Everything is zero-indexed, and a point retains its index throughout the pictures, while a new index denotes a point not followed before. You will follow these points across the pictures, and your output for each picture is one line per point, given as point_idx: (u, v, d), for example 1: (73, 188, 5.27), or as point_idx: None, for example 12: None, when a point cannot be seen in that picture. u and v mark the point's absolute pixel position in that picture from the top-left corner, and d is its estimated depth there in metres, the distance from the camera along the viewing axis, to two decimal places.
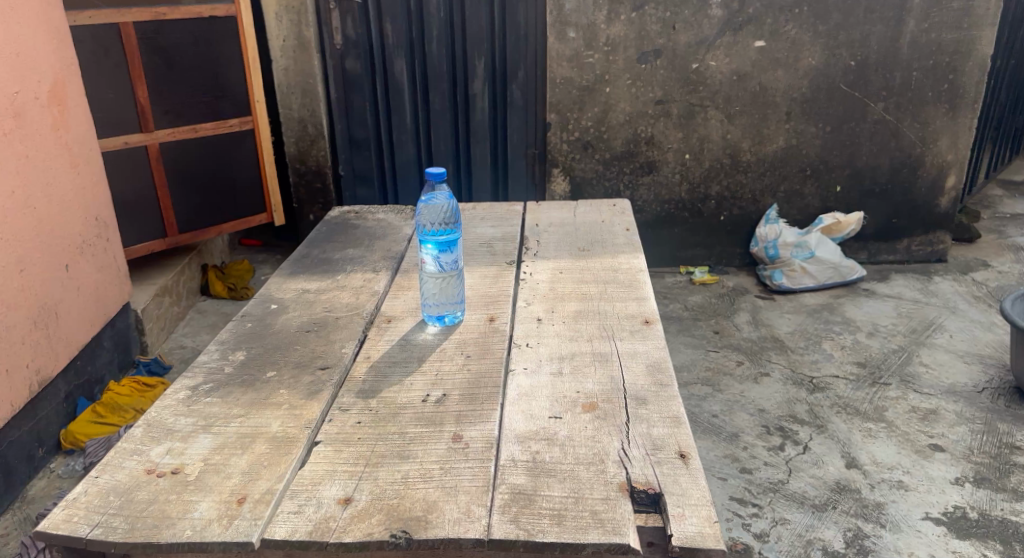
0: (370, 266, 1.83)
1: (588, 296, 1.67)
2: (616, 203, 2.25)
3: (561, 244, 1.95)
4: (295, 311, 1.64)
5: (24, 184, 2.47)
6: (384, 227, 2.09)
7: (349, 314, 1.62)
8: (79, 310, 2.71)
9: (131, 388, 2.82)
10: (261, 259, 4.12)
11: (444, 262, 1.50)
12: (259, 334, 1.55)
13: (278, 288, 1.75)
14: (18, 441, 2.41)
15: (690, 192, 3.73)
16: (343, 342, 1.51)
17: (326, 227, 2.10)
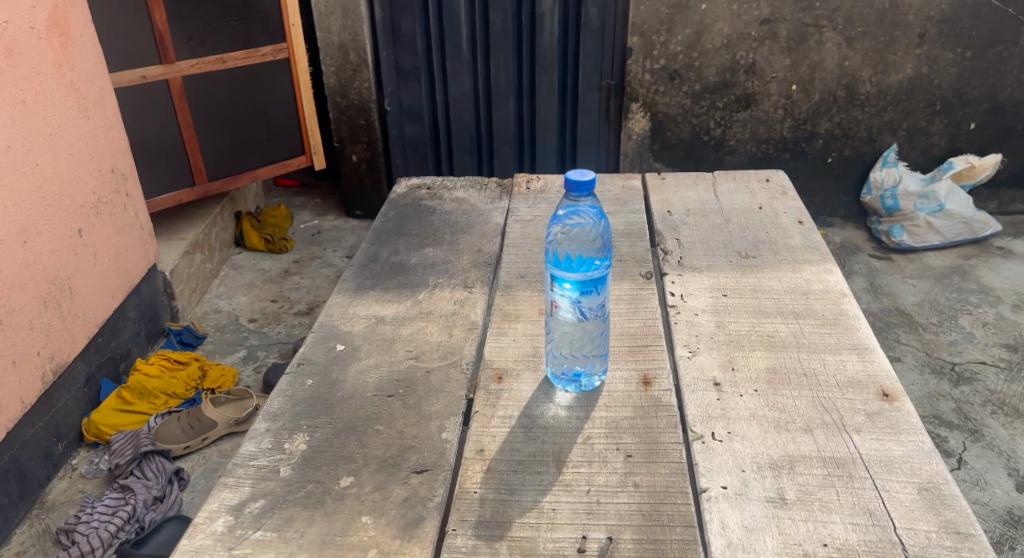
0: (462, 281, 1.49)
1: (784, 345, 1.32)
2: (770, 177, 1.98)
3: (710, 248, 1.65)
4: (370, 356, 1.29)
5: (24, 137, 2.06)
6: (474, 215, 1.74)
7: (445, 367, 1.26)
8: (96, 280, 2.38)
9: (161, 367, 2.54)
10: (298, 204, 3.76)
11: (586, 308, 1.10)
12: (326, 403, 1.20)
13: (344, 318, 1.40)
14: (32, 439, 2.13)
15: (794, 129, 3.20)
16: (444, 419, 1.16)
17: (394, 213, 1.77)
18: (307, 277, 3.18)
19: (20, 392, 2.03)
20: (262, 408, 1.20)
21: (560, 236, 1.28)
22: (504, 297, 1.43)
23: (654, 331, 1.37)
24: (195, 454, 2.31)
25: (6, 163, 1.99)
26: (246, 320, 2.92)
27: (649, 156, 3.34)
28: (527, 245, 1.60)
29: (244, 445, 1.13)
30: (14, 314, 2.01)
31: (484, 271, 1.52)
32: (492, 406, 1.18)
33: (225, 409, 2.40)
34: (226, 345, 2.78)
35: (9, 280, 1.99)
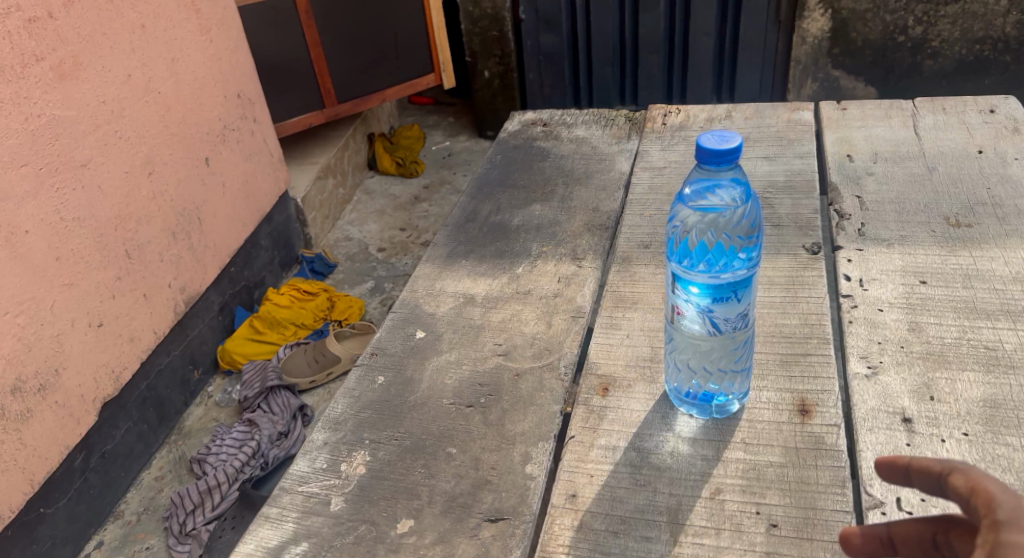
0: (569, 252, 1.32)
1: (1009, 366, 1.02)
2: (997, 107, 1.62)
3: (905, 212, 1.35)
4: (453, 350, 1.14)
5: (144, 63, 2.00)
6: (595, 160, 1.61)
7: (538, 370, 1.08)
8: (225, 210, 2.37)
9: (290, 298, 2.56)
10: (431, 123, 3.68)
11: (721, 320, 0.87)
12: (396, 413, 1.05)
13: (429, 297, 1.26)
14: (169, 367, 2.19)
15: (1017, 26, 2.72)
16: (530, 444, 0.98)
17: (506, 154, 1.69)
18: (437, 204, 3.11)
19: (153, 324, 2.07)
20: (323, 411, 1.07)
21: (690, 219, 0.98)
22: (620, 273, 1.25)
23: (818, 332, 1.10)
24: (320, 388, 2.32)
25: (127, 92, 1.94)
26: (375, 249, 2.89)
27: (828, 64, 2.94)
28: (654, 200, 1.44)
29: (296, 460, 1.00)
30: (143, 247, 2.01)
31: (597, 239, 1.34)
32: (593, 431, 1.00)
33: (348, 344, 2.39)
34: (355, 275, 2.77)
35: (137, 213, 1.99)
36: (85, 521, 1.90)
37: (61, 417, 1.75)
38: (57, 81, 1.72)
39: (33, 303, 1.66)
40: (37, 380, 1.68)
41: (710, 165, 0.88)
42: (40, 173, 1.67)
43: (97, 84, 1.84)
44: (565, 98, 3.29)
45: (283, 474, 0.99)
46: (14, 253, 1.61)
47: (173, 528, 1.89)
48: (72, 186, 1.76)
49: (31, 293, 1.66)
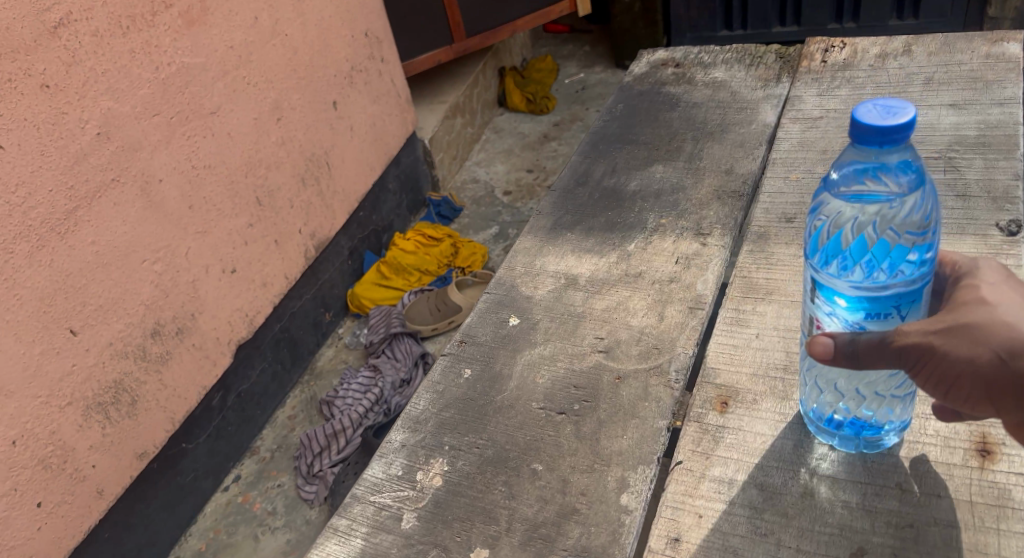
0: (692, 226, 1.24)
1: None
2: None
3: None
4: (550, 343, 1.11)
5: (271, 6, 1.97)
6: (735, 108, 1.50)
7: (643, 374, 1.03)
8: (354, 153, 2.36)
9: (416, 244, 2.55)
10: (566, 54, 3.50)
11: None
12: (481, 414, 1.04)
13: (528, 277, 1.24)
14: (301, 310, 2.26)
15: None
16: (628, 467, 0.93)
17: (633, 103, 1.59)
18: (566, 144, 2.96)
19: (284, 269, 2.14)
20: (406, 407, 1.08)
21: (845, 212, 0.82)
22: (753, 253, 1.19)
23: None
24: (443, 335, 2.31)
25: (255, 36, 1.92)
26: (502, 192, 2.80)
27: None
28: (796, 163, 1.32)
29: (373, 462, 1.02)
30: (274, 193, 2.06)
31: (727, 210, 1.25)
32: (705, 457, 0.95)
33: (469, 293, 2.35)
34: (480, 220, 2.71)
35: (266, 159, 2.01)
36: (225, 455, 2.00)
37: (199, 359, 1.83)
38: (186, 28, 1.70)
39: (169, 250, 1.71)
40: (175, 324, 1.75)
41: (874, 146, 0.72)
42: (170, 123, 1.68)
43: (225, 30, 1.82)
44: (715, 21, 3.02)
45: (358, 480, 1.00)
46: (149, 203, 1.65)
47: (302, 469, 1.97)
48: (203, 134, 1.79)
49: (166, 241, 1.70)
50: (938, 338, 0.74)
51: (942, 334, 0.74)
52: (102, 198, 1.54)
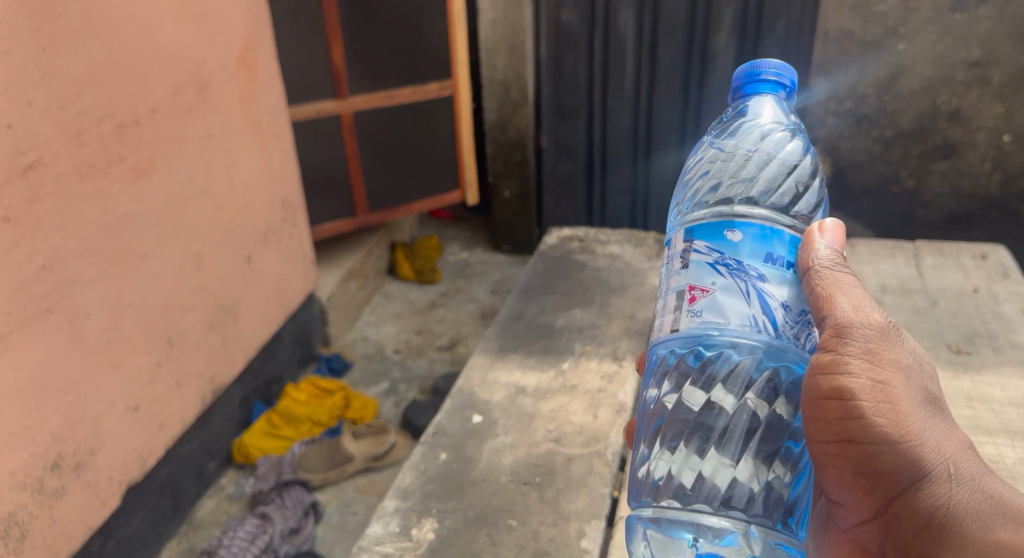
0: (610, 353, 1.53)
1: (1010, 477, 1.24)
2: (989, 255, 1.89)
3: (910, 339, 1.59)
4: (511, 432, 1.35)
5: (206, 168, 2.15)
6: (630, 273, 1.82)
7: (588, 456, 1.29)
8: (259, 306, 2.48)
9: (309, 394, 2.61)
10: (451, 235, 3.91)
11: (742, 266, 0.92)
12: (460, 484, 1.25)
13: (484, 385, 1.47)
14: (189, 457, 2.20)
15: (1003, 186, 2.98)
16: (583, 521, 1.18)
17: (548, 263, 1.89)
18: (452, 311, 3.29)
19: (182, 412, 2.10)
20: (395, 481, 1.27)
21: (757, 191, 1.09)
22: None
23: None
24: (333, 486, 2.33)
25: (190, 192, 2.08)
26: (391, 350, 3.03)
27: (827, 205, 3.21)
28: None
29: (372, 523, 1.19)
30: (183, 335, 2.08)
31: (635, 343, 1.54)
32: None
33: (363, 442, 2.44)
34: (371, 374, 2.89)
35: (182, 303, 2.07)
36: None
37: (90, 498, 1.78)
38: (134, 180, 1.85)
39: (84, 382, 1.74)
40: (74, 458, 1.72)
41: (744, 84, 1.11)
42: (104, 262, 1.77)
43: (166, 186, 1.98)
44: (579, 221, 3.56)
45: (361, 535, 1.17)
46: (74, 335, 1.70)
47: None
48: (132, 275, 1.87)
49: (83, 372, 1.73)
50: (885, 405, 0.88)
51: (897, 409, 0.88)
52: (33, 325, 1.59)
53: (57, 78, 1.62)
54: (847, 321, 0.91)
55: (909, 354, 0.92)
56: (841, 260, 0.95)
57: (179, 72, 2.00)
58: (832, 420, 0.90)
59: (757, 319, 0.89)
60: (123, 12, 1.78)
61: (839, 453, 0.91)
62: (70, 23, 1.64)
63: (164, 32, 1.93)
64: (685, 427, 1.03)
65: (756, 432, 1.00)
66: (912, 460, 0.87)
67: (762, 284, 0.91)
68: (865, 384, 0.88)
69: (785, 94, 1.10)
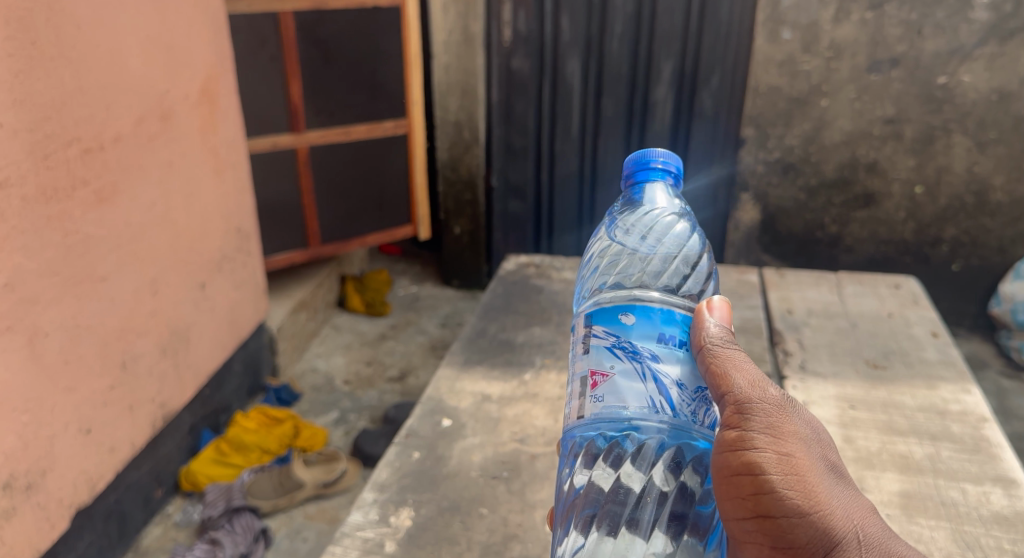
0: (568, 364, 1.64)
1: (919, 469, 1.39)
2: (901, 285, 2.09)
3: (831, 355, 1.75)
4: (478, 433, 1.43)
5: (166, 196, 2.15)
6: None
7: (552, 453, 1.37)
8: (211, 334, 2.47)
9: (258, 422, 2.61)
10: (400, 269, 3.99)
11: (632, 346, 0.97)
12: (433, 479, 1.32)
13: (451, 393, 1.55)
14: (135, 484, 2.18)
15: (917, 233, 3.23)
16: (551, 508, 1.26)
17: (506, 287, 1.99)
18: (402, 343, 3.35)
19: (131, 437, 2.08)
20: (371, 476, 1.33)
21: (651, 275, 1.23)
22: None
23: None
24: (282, 513, 2.33)
25: (149, 219, 2.08)
26: (341, 381, 3.06)
27: (759, 247, 3.42)
28: None
29: (351, 512, 1.24)
30: (137, 359, 2.07)
31: None
32: None
33: (313, 470, 2.46)
34: (320, 405, 2.91)
35: (137, 327, 2.06)
36: None
37: (39, 520, 1.74)
38: (96, 204, 1.86)
39: (38, 403, 1.72)
40: (25, 478, 1.69)
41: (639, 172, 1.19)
42: (65, 283, 1.77)
43: (126, 211, 1.98)
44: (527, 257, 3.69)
45: (343, 522, 1.22)
46: (32, 354, 1.69)
47: None
48: (91, 297, 1.86)
49: (39, 393, 1.71)
50: (794, 477, 0.93)
51: (804, 480, 0.93)
52: None
53: (29, 102, 1.63)
54: (747, 398, 0.97)
55: (805, 427, 0.99)
56: (730, 336, 1.03)
57: (143, 102, 2.03)
58: (746, 496, 0.93)
59: (654, 401, 0.94)
60: (94, 42, 1.81)
61: (755, 530, 0.94)
62: (44, 50, 1.66)
63: (132, 63, 1.96)
64: (596, 511, 1.04)
65: (664, 504, 1.03)
66: (824, 532, 0.91)
67: (657, 366, 0.96)
68: (773, 457, 0.93)
69: (673, 181, 1.18)
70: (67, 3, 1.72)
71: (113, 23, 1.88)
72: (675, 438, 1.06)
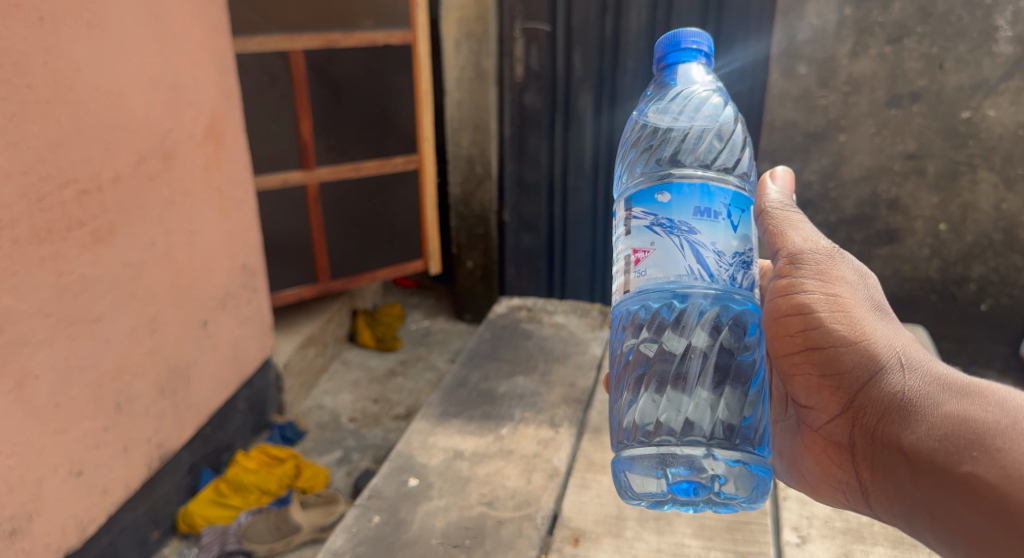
0: (548, 419, 1.60)
1: (912, 544, 1.25)
2: None
3: None
4: (444, 495, 1.39)
5: (167, 235, 2.15)
6: (572, 343, 1.91)
7: (518, 520, 1.33)
8: (213, 372, 2.43)
9: (259, 462, 2.57)
10: (413, 303, 3.97)
11: (671, 221, 1.08)
12: (390, 546, 1.28)
13: (422, 449, 1.52)
14: (131, 525, 2.14)
15: (943, 271, 3.12)
16: None
17: (493, 333, 1.96)
18: (411, 379, 3.31)
19: (126, 477, 2.04)
20: (326, 543, 1.30)
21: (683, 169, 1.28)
22: (592, 439, 1.52)
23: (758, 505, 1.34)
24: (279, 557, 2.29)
25: (148, 258, 2.07)
26: (347, 419, 3.02)
27: None
28: None
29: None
30: (133, 401, 2.04)
31: (573, 410, 1.63)
32: None
33: (311, 512, 2.40)
34: (324, 443, 2.87)
35: (134, 367, 2.04)
36: None
37: None
38: (92, 245, 1.86)
39: (27, 445, 1.69)
40: (11, 523, 1.65)
41: (667, 55, 1.22)
42: (57, 324, 1.76)
43: (124, 250, 1.97)
44: (539, 293, 3.64)
45: None
46: (21, 397, 1.67)
47: None
48: (85, 338, 1.85)
49: (27, 435, 1.69)
50: (838, 312, 1.14)
51: (850, 315, 1.13)
52: None
53: (23, 146, 1.64)
54: (798, 251, 1.20)
55: (853, 272, 1.18)
56: (790, 208, 1.26)
57: (144, 141, 2.03)
58: (796, 332, 1.17)
59: (693, 270, 1.08)
60: (93, 84, 1.83)
61: (808, 360, 1.17)
62: (40, 94, 1.67)
63: (134, 103, 1.98)
64: (646, 372, 1.25)
65: (707, 360, 1.23)
66: (866, 355, 1.11)
67: (694, 238, 1.08)
68: (820, 298, 1.15)
69: (704, 60, 1.21)
70: (65, 45, 1.74)
71: (113, 64, 1.89)
72: (716, 302, 1.21)
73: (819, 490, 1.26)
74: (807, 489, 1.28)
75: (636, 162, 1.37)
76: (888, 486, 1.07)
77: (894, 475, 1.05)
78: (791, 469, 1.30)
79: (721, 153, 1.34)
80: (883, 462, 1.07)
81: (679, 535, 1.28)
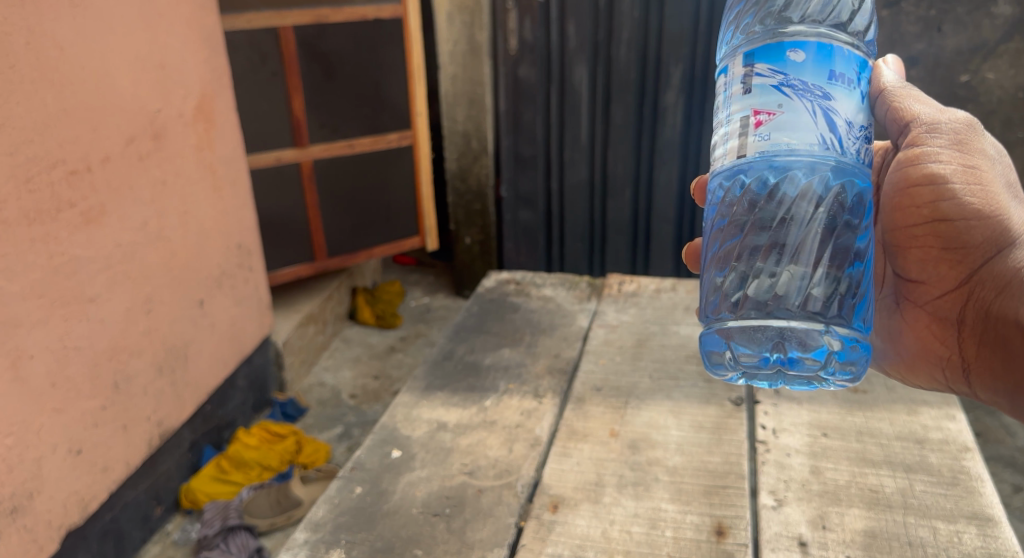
0: (532, 390, 1.62)
1: (888, 505, 1.27)
2: None
3: None
4: (426, 466, 1.41)
5: (160, 214, 2.15)
6: (559, 315, 1.91)
7: (498, 488, 1.34)
8: (212, 350, 2.45)
9: (260, 439, 2.59)
10: (413, 280, 3.99)
11: (800, 82, 1.07)
12: (370, 516, 1.30)
13: (406, 422, 1.54)
14: (133, 502, 2.17)
15: None
16: (487, 549, 1.22)
17: (483, 305, 1.98)
18: (411, 355, 3.33)
19: (127, 455, 2.06)
20: (308, 514, 1.32)
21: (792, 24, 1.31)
22: (575, 409, 1.54)
23: (736, 470, 1.35)
24: (280, 532, 2.31)
25: (141, 238, 2.08)
26: (347, 395, 3.05)
27: None
28: (604, 351, 1.74)
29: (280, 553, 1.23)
30: (130, 380, 2.05)
31: (557, 380, 1.64)
32: (542, 540, 1.22)
33: (312, 487, 2.45)
34: (325, 420, 2.90)
35: (130, 346, 2.05)
36: None
37: (26, 542, 1.72)
38: (84, 226, 1.87)
39: (23, 425, 1.71)
40: (11, 501, 1.68)
41: None
42: (50, 305, 1.78)
43: (117, 231, 1.98)
44: (537, 267, 3.64)
45: None
46: (16, 377, 1.68)
47: None
48: (78, 319, 1.86)
49: (23, 415, 1.71)
50: (974, 185, 1.13)
51: (986, 189, 1.13)
52: None
53: (7, 127, 1.63)
54: (934, 121, 1.17)
55: (991, 147, 1.18)
56: (904, 85, 1.24)
57: (134, 122, 2.03)
58: (924, 204, 1.17)
59: (824, 139, 1.07)
60: (78, 65, 1.82)
61: (933, 232, 1.17)
62: (22, 74, 1.66)
63: (120, 83, 1.97)
64: (759, 250, 1.28)
65: (826, 235, 1.25)
66: (996, 229, 1.12)
67: (827, 103, 1.07)
68: (958, 170, 1.14)
69: None
70: (47, 25, 1.73)
71: (99, 44, 1.89)
72: (840, 176, 1.22)
73: (917, 361, 1.30)
74: (899, 369, 1.34)
75: (745, 14, 1.37)
76: (995, 356, 1.14)
77: (1006, 347, 1.11)
78: (884, 348, 1.35)
79: (841, 7, 1.30)
80: (997, 333, 1.13)
81: (657, 500, 1.29)
